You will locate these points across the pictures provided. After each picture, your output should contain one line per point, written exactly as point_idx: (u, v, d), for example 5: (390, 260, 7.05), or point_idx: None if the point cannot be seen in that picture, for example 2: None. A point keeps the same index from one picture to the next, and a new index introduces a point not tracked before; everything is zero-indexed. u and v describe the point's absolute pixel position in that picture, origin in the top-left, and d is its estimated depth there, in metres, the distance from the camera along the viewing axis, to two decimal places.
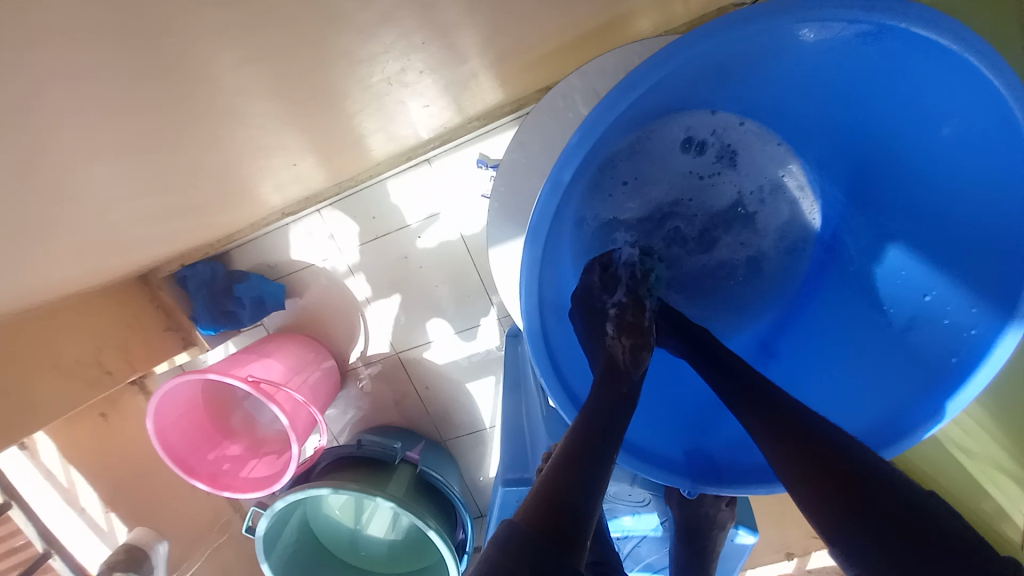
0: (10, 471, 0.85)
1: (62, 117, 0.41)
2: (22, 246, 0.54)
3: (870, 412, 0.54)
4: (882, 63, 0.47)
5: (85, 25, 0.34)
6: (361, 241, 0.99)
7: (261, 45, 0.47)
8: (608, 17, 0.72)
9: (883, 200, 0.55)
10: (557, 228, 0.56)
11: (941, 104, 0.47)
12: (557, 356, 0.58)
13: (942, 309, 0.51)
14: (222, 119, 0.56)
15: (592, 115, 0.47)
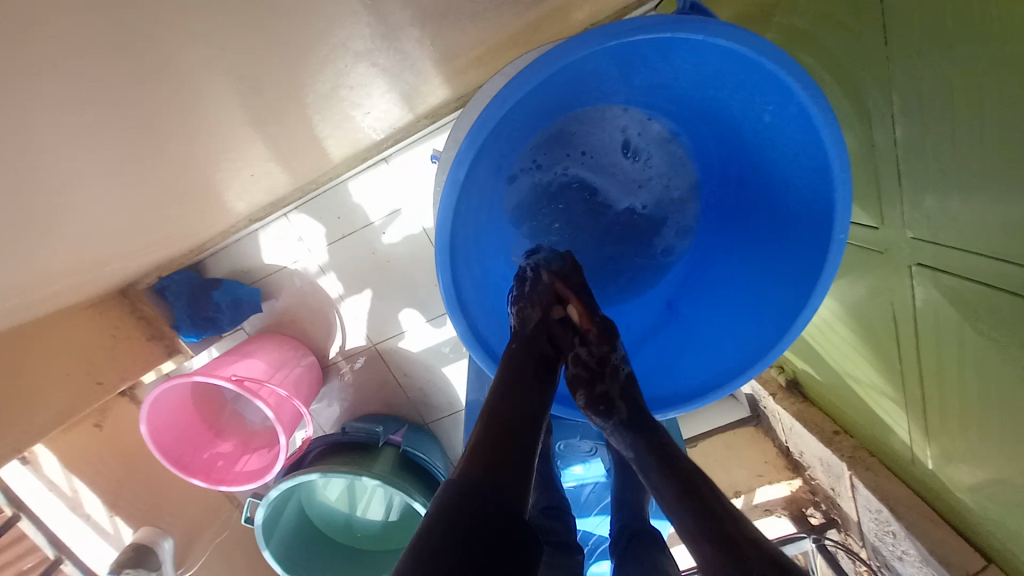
0: (15, 486, 0.92)
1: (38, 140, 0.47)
2: (5, 262, 0.59)
3: (743, 348, 0.67)
4: (706, 65, 0.58)
5: (52, 55, 0.40)
6: (329, 240, 1.04)
7: (216, 62, 0.53)
8: (540, 17, 0.78)
9: (755, 171, 0.66)
10: (471, 215, 0.62)
11: (766, 96, 0.57)
12: (487, 333, 0.66)
13: (794, 258, 0.63)
14: (179, 132, 0.61)
15: (484, 117, 0.54)
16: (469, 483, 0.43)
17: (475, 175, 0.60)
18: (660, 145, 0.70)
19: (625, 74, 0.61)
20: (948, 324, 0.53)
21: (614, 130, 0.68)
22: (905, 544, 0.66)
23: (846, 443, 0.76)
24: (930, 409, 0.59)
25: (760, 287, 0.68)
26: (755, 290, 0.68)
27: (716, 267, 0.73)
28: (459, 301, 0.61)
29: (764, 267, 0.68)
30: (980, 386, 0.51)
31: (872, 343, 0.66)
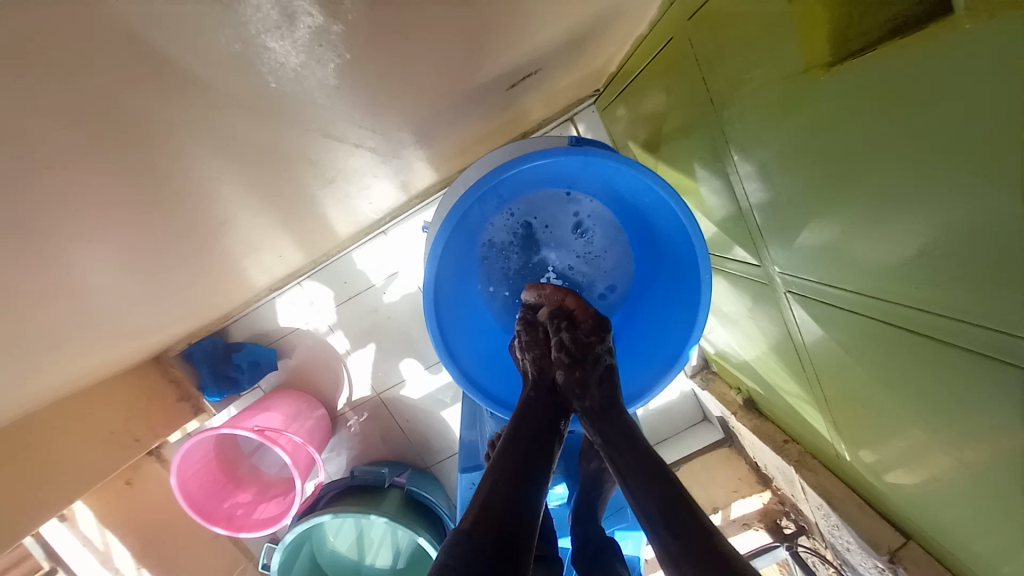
0: (55, 540, 1.04)
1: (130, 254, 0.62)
2: (82, 344, 0.73)
3: (636, 387, 0.79)
4: (604, 167, 0.74)
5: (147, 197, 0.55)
6: (337, 303, 1.19)
7: (260, 194, 0.69)
8: (507, 120, 0.96)
9: (655, 243, 0.80)
10: (450, 277, 0.78)
11: (649, 192, 0.73)
12: (467, 365, 0.79)
13: (676, 310, 0.77)
14: (227, 238, 0.78)
15: (452, 214, 0.71)
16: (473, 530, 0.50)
17: (450, 248, 0.76)
18: (597, 221, 0.83)
19: (548, 174, 0.77)
20: (869, 352, 0.55)
21: (562, 209, 0.83)
22: (846, 533, 0.73)
23: (794, 450, 0.86)
24: (871, 430, 0.61)
25: (655, 326, 0.81)
26: (654, 329, 0.81)
27: (629, 313, 0.86)
28: (442, 343, 0.75)
29: (658, 312, 0.81)
30: (906, 409, 0.53)
31: (784, 364, 0.77)
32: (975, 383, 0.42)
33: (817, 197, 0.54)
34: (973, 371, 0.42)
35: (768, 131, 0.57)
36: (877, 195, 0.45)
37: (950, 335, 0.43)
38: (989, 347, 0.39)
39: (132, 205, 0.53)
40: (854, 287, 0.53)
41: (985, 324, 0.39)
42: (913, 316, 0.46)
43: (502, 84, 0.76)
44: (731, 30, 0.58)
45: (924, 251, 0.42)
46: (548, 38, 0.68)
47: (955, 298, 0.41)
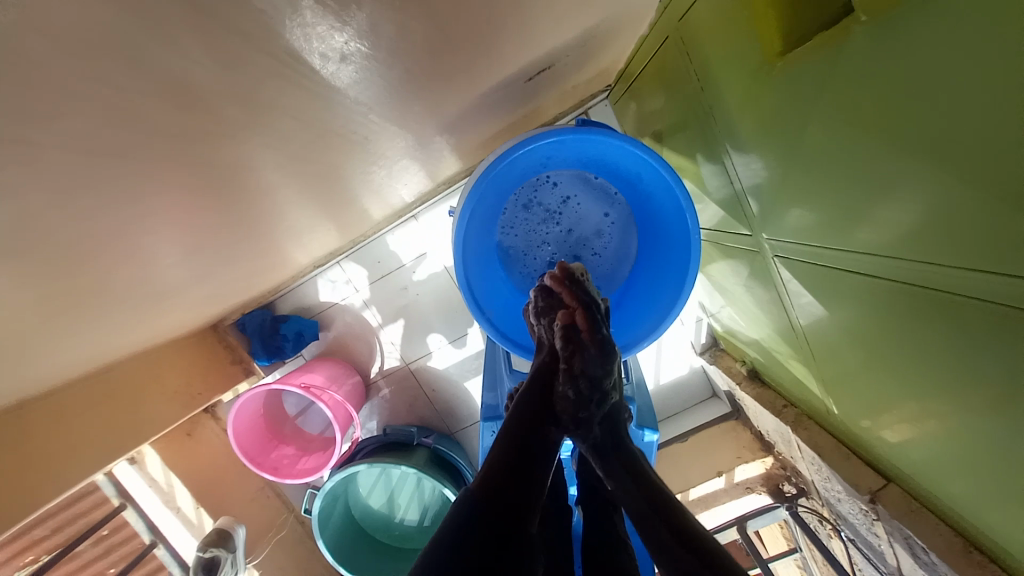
0: (125, 480, 1.16)
1: (223, 243, 0.74)
2: (168, 312, 0.86)
3: (634, 341, 0.88)
4: (607, 145, 0.82)
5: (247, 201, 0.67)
6: (371, 281, 1.31)
7: (319, 191, 0.80)
8: (526, 112, 1.05)
9: (656, 220, 0.89)
10: (476, 243, 0.88)
11: (645, 166, 0.81)
12: (491, 319, 0.89)
13: (671, 275, 0.86)
14: (285, 230, 0.90)
15: (478, 186, 0.81)
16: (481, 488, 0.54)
17: (478, 217, 0.86)
18: (609, 199, 0.93)
19: (559, 154, 0.86)
20: (858, 315, 0.60)
21: (579, 188, 0.93)
22: (835, 482, 0.80)
23: (790, 413, 0.93)
24: (863, 391, 0.66)
25: (652, 287, 0.91)
26: (648, 291, 0.91)
27: (632, 277, 0.95)
28: (470, 295, 0.86)
29: (654, 276, 0.90)
30: (901, 375, 0.57)
31: (777, 328, 0.85)
32: (953, 327, 0.45)
33: (802, 182, 0.60)
34: (955, 319, 0.45)
35: (752, 127, 0.66)
36: (856, 168, 0.50)
37: (932, 284, 0.46)
38: (961, 291, 0.43)
39: (234, 205, 0.65)
40: (847, 256, 0.57)
41: (958, 268, 0.42)
42: (903, 272, 0.49)
43: (521, 79, 0.85)
44: (718, 22, 0.65)
45: (903, 212, 0.46)
46: (562, 40, 0.77)
47: (933, 252, 0.44)
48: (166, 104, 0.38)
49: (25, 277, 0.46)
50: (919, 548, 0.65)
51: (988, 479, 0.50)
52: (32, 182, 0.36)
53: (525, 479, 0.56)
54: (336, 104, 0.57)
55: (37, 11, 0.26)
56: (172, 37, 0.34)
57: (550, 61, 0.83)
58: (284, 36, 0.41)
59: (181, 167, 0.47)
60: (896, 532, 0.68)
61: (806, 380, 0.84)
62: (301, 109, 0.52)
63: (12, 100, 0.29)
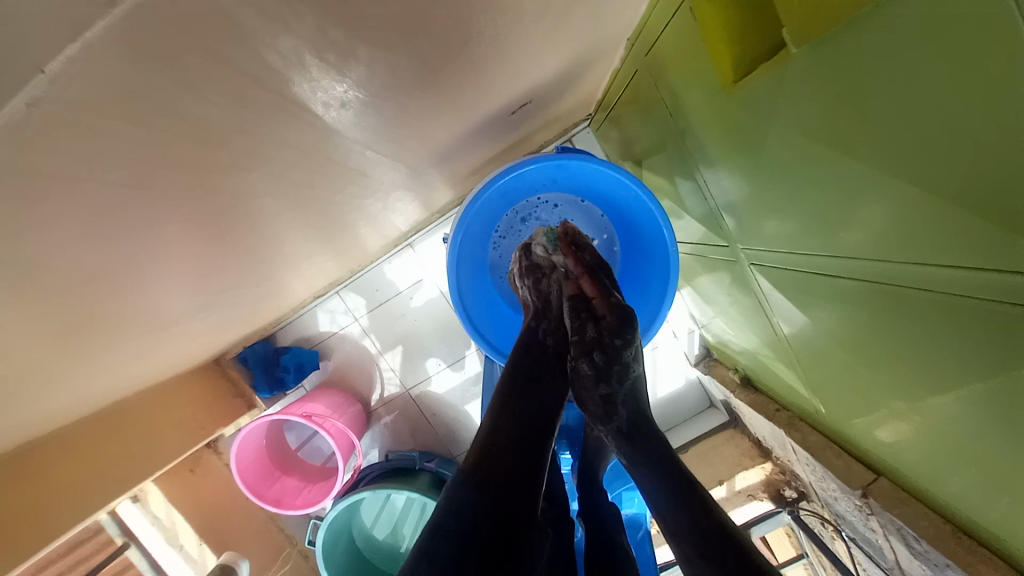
0: (129, 518, 1.15)
1: (226, 274, 0.77)
2: (171, 345, 0.88)
3: None
4: (590, 169, 0.87)
5: (251, 233, 0.71)
6: (370, 309, 1.34)
7: (317, 222, 0.84)
8: (512, 141, 1.11)
9: (638, 238, 0.93)
10: (468, 265, 0.92)
11: (627, 188, 0.86)
12: (486, 336, 0.93)
13: (654, 289, 0.90)
14: (285, 261, 0.93)
15: (469, 211, 0.85)
16: (469, 478, 0.55)
17: (469, 239, 0.90)
18: (597, 222, 0.97)
19: (551, 179, 0.91)
20: (836, 316, 0.63)
21: (566, 211, 0.97)
22: (831, 481, 0.81)
23: (783, 418, 0.95)
24: (842, 386, 0.70)
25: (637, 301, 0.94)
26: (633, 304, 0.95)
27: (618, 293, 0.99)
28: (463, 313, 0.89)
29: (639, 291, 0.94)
30: (878, 367, 0.60)
31: (761, 334, 0.89)
32: (949, 322, 0.46)
33: (770, 196, 0.65)
34: (951, 316, 0.45)
35: (719, 147, 0.71)
36: (835, 179, 0.52)
37: (898, 281, 0.50)
38: (925, 283, 0.47)
39: (236, 238, 0.68)
40: (836, 261, 0.58)
41: (915, 263, 0.47)
42: (898, 273, 0.50)
43: (505, 112, 0.91)
44: (680, 56, 0.72)
45: (887, 217, 0.48)
46: (541, 77, 0.83)
47: (920, 251, 0.46)
48: (184, 142, 0.42)
49: (44, 310, 0.48)
50: (911, 538, 0.66)
51: (982, 466, 0.51)
52: (59, 216, 0.39)
53: (514, 471, 0.56)
54: (335, 140, 0.61)
55: (81, 71, 0.30)
56: (196, 88, 0.38)
57: (531, 95, 0.89)
58: (293, 88, 0.46)
59: (191, 201, 0.51)
60: (890, 524, 0.69)
61: (792, 382, 0.87)
62: (302, 144, 0.57)
63: (55, 141, 0.33)
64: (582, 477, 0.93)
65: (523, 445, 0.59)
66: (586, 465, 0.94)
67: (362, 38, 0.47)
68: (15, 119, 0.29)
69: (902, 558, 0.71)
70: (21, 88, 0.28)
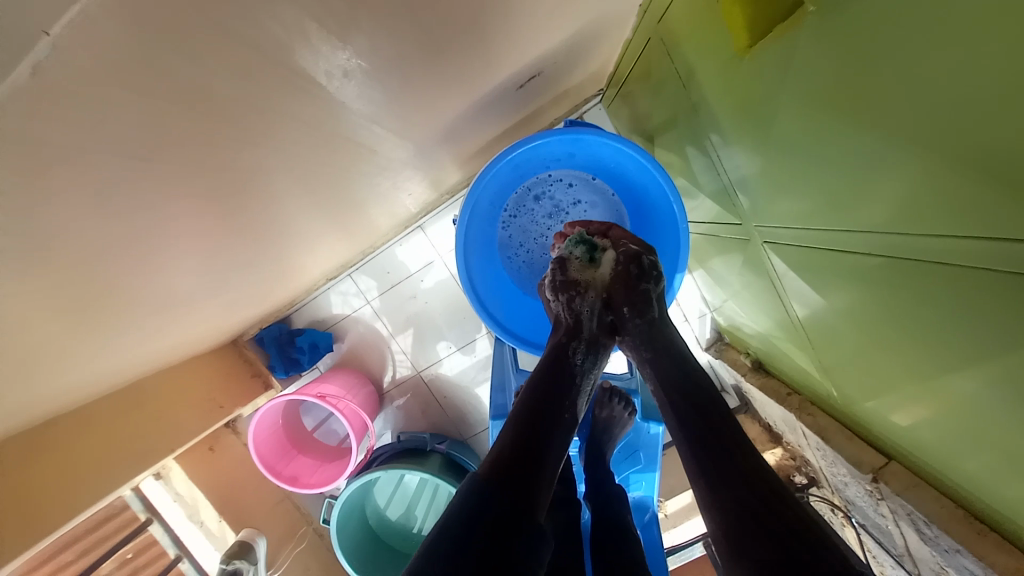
0: (151, 495, 1.19)
1: (239, 253, 0.79)
2: (187, 323, 0.90)
3: None
4: (601, 145, 0.86)
5: (263, 211, 0.72)
6: (381, 291, 1.35)
7: (327, 201, 0.85)
8: (522, 119, 1.10)
9: (648, 216, 0.92)
10: (476, 243, 0.92)
11: (638, 164, 0.85)
12: (495, 314, 0.93)
13: (665, 267, 0.89)
14: (296, 241, 0.94)
15: (477, 188, 0.85)
16: (489, 476, 0.54)
17: (478, 216, 0.90)
18: (608, 202, 0.96)
19: (563, 156, 0.90)
20: (850, 293, 0.61)
21: (577, 190, 0.96)
22: (841, 466, 0.80)
23: (795, 400, 0.94)
24: (854, 363, 0.69)
25: None
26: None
27: None
28: (471, 290, 0.89)
29: None
30: (891, 344, 0.58)
31: (773, 313, 0.88)
32: (969, 297, 0.44)
33: (782, 170, 0.63)
34: (972, 291, 0.43)
35: (730, 120, 0.70)
36: (846, 150, 0.51)
37: (913, 254, 0.48)
38: (939, 256, 0.45)
39: (248, 216, 0.69)
40: (850, 236, 0.57)
41: (930, 235, 0.45)
42: (918, 247, 0.47)
43: (513, 87, 0.90)
44: (692, 25, 0.70)
45: (899, 188, 0.46)
46: (550, 48, 0.82)
47: (934, 223, 0.44)
48: (192, 118, 0.43)
49: (65, 283, 0.50)
50: (921, 522, 0.65)
51: (998, 449, 0.49)
52: (71, 185, 0.40)
53: (528, 471, 0.55)
54: (342, 113, 0.61)
55: (85, 38, 0.31)
56: (201, 58, 0.38)
57: (539, 69, 0.88)
58: (297, 57, 0.46)
59: (203, 175, 0.51)
60: (900, 509, 0.68)
61: (804, 362, 0.86)
62: (309, 118, 0.57)
63: (64, 112, 0.34)
64: (590, 456, 0.93)
65: (535, 450, 0.58)
66: (594, 444, 0.94)
67: (364, 6, 0.46)
68: (23, 86, 0.30)
69: (912, 543, 0.70)
70: (26, 53, 0.28)
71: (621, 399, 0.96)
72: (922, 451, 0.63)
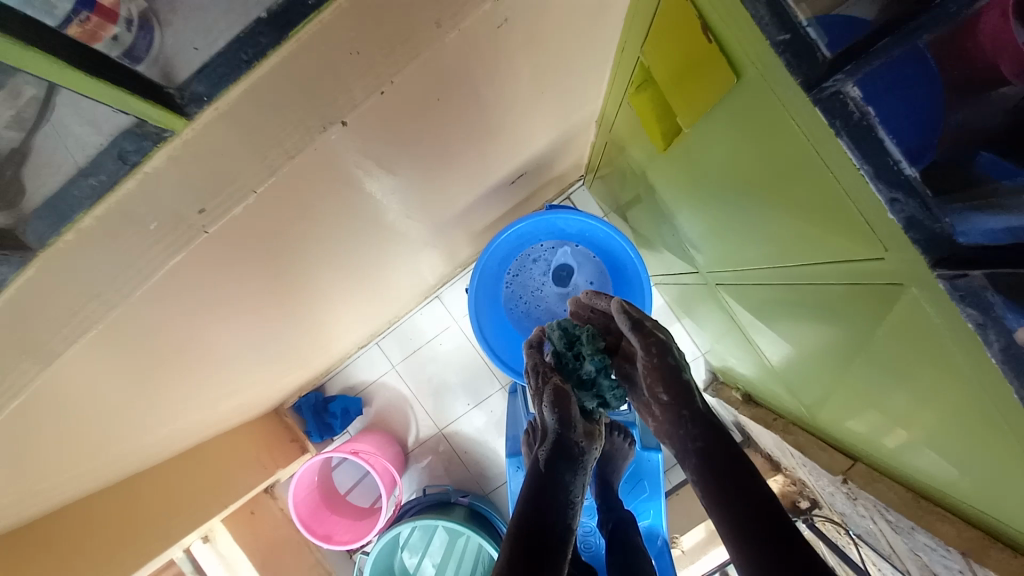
0: (200, 555, 1.30)
1: (294, 323, 0.97)
2: (247, 386, 1.06)
3: None
4: (577, 219, 1.05)
5: (317, 289, 0.91)
6: (404, 356, 1.51)
7: (364, 276, 1.04)
8: (518, 201, 1.32)
9: (623, 272, 1.09)
10: (482, 302, 1.11)
11: (607, 232, 1.04)
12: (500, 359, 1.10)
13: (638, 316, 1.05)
14: (337, 312, 1.13)
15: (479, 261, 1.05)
16: None
17: (482, 280, 1.10)
18: (591, 262, 1.14)
19: (549, 229, 1.10)
20: (779, 316, 0.75)
21: (564, 254, 1.14)
22: (822, 476, 0.89)
23: (780, 423, 1.04)
24: (803, 377, 0.81)
25: None
26: None
27: None
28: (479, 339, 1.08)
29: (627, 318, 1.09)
30: (816, 356, 0.70)
31: (743, 346, 1.01)
32: (840, 310, 0.57)
33: (710, 226, 0.80)
34: (843, 304, 0.56)
35: (671, 191, 0.89)
36: (734, 208, 0.67)
37: (799, 280, 0.62)
38: (812, 279, 0.59)
39: (306, 293, 0.88)
40: (763, 271, 0.71)
41: (801, 265, 0.59)
42: (802, 275, 0.61)
43: (508, 178, 1.12)
44: (629, 127, 0.92)
45: (772, 231, 0.61)
46: (536, 149, 1.05)
47: (799, 255, 0.58)
48: (284, 221, 0.63)
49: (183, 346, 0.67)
50: (885, 511, 0.72)
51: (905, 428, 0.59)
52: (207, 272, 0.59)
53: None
54: (379, 209, 0.82)
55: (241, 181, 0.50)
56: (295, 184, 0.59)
57: (528, 163, 1.10)
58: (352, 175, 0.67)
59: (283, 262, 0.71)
60: (870, 504, 0.76)
61: (774, 385, 0.98)
62: (357, 214, 0.77)
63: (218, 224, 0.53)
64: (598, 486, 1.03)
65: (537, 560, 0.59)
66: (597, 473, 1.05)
67: None
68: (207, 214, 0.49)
69: (890, 538, 0.77)
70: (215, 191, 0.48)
71: (620, 432, 1.05)
72: (870, 447, 0.73)
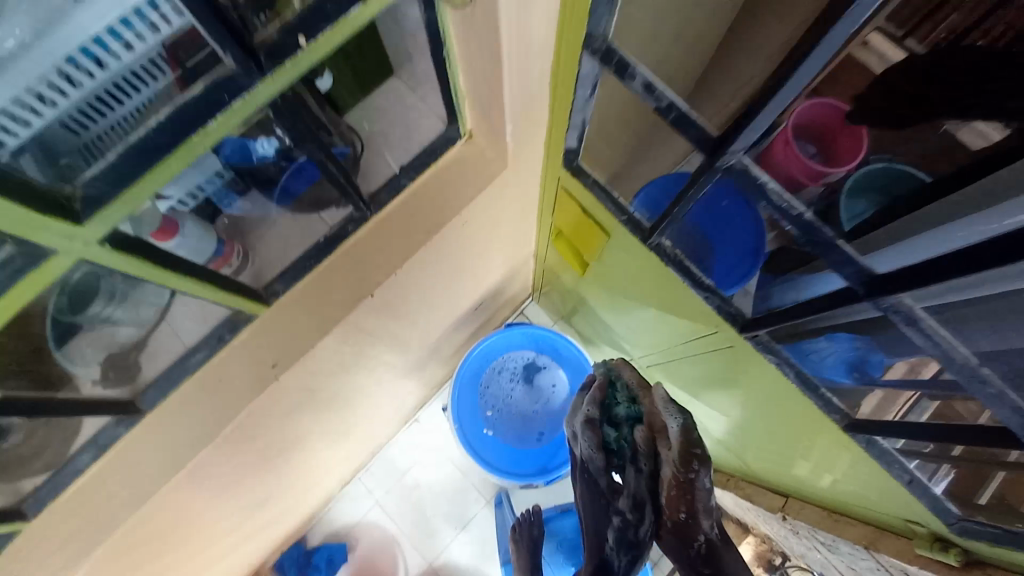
0: None
1: (293, 464, 1.07)
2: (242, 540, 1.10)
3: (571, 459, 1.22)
4: (536, 333, 1.31)
5: (317, 426, 1.04)
6: (388, 487, 1.55)
7: (354, 410, 1.18)
8: (480, 325, 1.55)
9: (577, 372, 1.29)
10: (460, 412, 1.27)
11: (559, 341, 1.29)
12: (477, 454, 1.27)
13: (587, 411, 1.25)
14: (327, 450, 1.23)
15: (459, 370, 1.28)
16: None
17: (461, 389, 1.29)
18: (550, 367, 1.31)
19: (514, 343, 1.31)
20: (689, 382, 1.01)
21: (525, 363, 1.32)
22: (771, 520, 1.04)
23: (732, 480, 1.19)
24: (725, 429, 1.03)
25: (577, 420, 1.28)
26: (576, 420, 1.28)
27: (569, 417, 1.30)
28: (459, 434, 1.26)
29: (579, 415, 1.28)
30: (719, 406, 0.95)
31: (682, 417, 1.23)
32: (715, 367, 0.83)
33: (625, 325, 1.08)
34: (712, 363, 0.83)
35: (595, 301, 1.17)
36: (632, 312, 0.96)
37: (686, 353, 0.90)
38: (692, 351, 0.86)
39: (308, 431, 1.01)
40: (664, 351, 0.99)
41: (683, 342, 0.87)
42: (686, 350, 0.88)
43: (470, 308, 1.36)
44: (554, 260, 1.22)
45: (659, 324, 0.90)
46: (490, 283, 1.31)
47: (679, 336, 0.86)
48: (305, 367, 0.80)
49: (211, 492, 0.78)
50: (816, 532, 0.87)
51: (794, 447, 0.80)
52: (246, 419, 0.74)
53: None
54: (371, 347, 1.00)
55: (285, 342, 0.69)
56: None
57: (484, 294, 1.35)
58: None
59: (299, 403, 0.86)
60: (808, 531, 0.90)
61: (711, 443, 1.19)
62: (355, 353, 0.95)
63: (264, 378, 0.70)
64: None
65: None
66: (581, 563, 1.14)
67: None
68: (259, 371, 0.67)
69: (832, 559, 0.91)
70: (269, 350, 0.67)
71: None
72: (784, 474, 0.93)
